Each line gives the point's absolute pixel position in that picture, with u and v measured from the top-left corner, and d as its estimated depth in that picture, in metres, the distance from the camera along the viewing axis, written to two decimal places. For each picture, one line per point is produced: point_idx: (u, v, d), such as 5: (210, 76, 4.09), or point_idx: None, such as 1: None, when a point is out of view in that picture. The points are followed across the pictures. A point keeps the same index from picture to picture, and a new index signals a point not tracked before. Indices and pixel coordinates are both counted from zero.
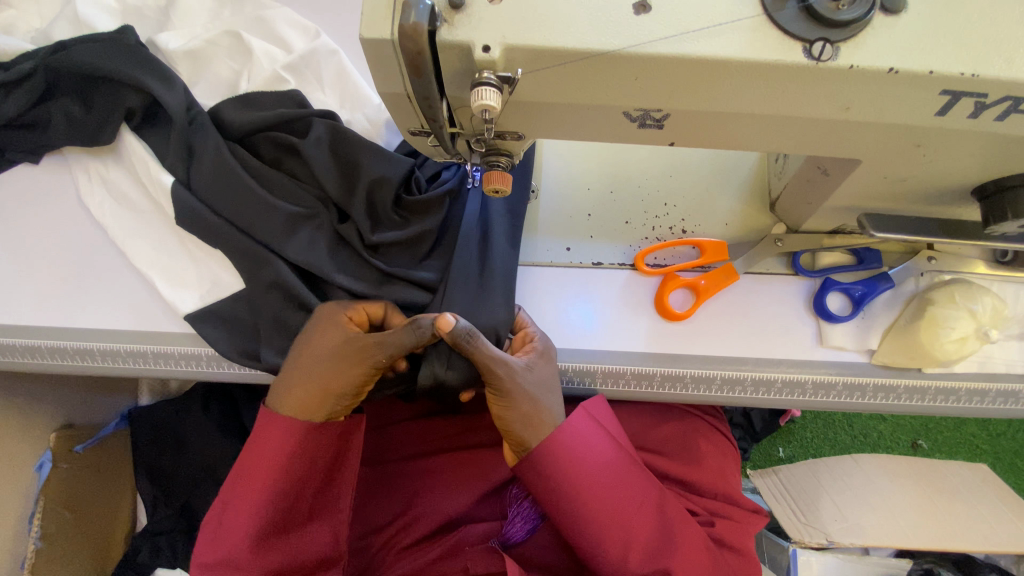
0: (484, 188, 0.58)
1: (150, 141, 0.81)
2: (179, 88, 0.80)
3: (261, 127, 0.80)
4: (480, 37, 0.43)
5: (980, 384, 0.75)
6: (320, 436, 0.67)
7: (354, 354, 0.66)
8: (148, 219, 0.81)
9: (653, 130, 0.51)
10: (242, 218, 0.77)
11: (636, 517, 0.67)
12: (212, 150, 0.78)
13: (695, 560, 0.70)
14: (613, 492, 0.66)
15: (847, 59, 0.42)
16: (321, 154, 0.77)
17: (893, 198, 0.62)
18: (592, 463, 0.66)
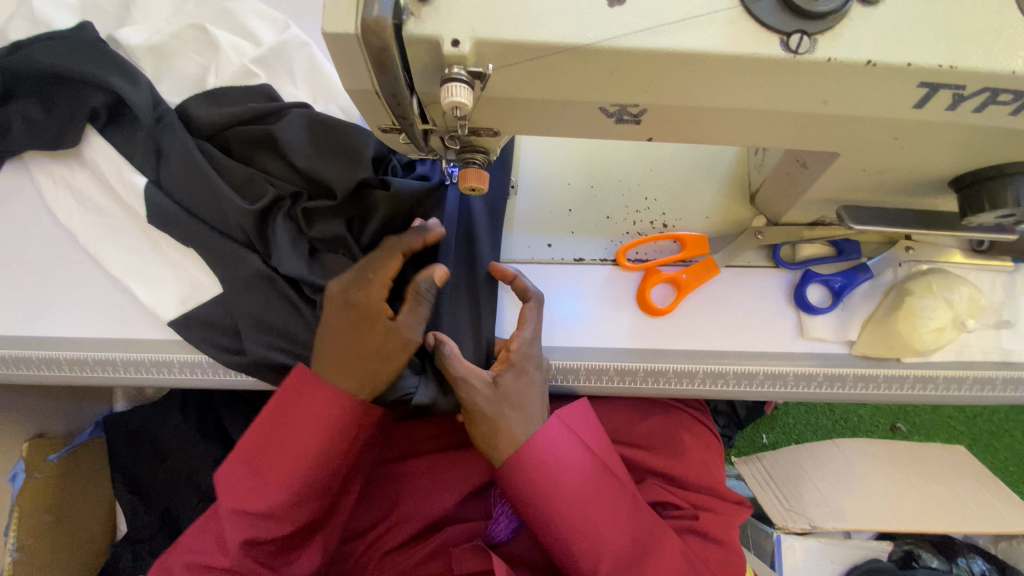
0: (461, 186, 0.56)
1: (117, 142, 0.77)
2: (146, 83, 0.77)
3: (231, 122, 0.77)
4: (449, 30, 0.41)
5: (957, 372, 0.76)
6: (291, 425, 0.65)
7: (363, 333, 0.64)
8: (117, 221, 0.78)
9: (630, 125, 0.50)
10: (216, 219, 0.74)
11: (607, 529, 0.66)
12: (179, 149, 0.74)
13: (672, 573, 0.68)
14: (581, 506, 0.66)
15: (824, 52, 0.41)
16: (295, 142, 0.73)
17: (871, 190, 0.62)
18: (559, 476, 0.66)
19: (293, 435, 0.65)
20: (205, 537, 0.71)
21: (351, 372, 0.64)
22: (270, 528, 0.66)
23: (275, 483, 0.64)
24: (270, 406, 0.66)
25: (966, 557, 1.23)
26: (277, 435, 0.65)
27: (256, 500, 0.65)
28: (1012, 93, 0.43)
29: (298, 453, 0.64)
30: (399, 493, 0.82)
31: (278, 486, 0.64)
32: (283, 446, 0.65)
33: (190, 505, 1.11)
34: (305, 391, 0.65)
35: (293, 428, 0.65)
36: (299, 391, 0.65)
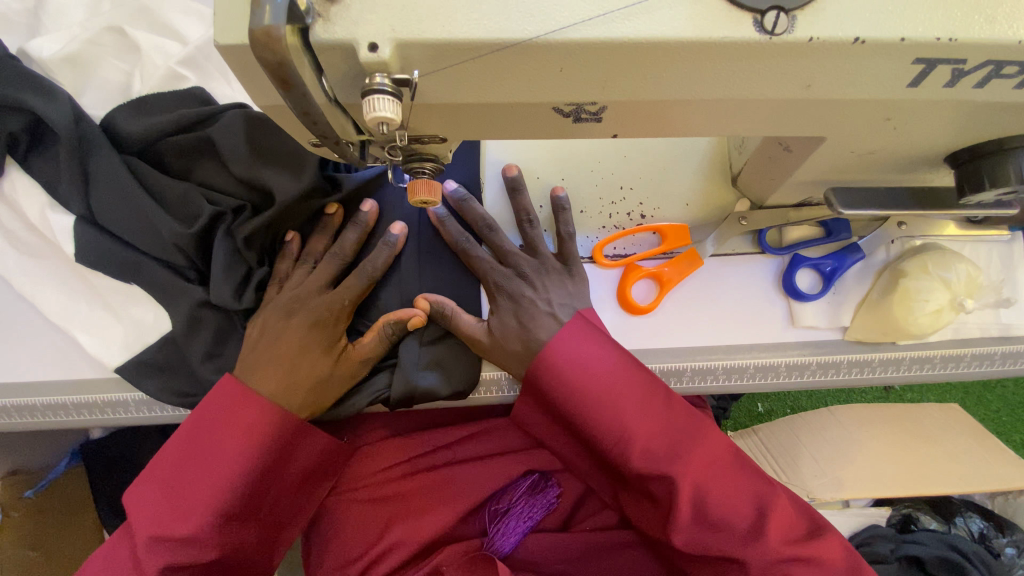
0: (411, 201, 0.50)
1: (43, 172, 0.68)
2: (65, 97, 0.66)
3: (161, 133, 0.67)
4: (365, 33, 0.35)
5: (955, 351, 0.72)
6: (232, 408, 0.62)
7: (326, 339, 0.66)
8: (54, 254, 0.71)
9: (591, 124, 0.44)
10: (154, 246, 0.67)
11: (635, 414, 0.61)
12: (112, 173, 0.66)
13: (714, 463, 0.62)
14: (605, 386, 0.61)
15: (805, 31, 0.35)
16: (235, 149, 0.65)
17: (861, 170, 0.57)
18: (577, 358, 0.62)
19: (220, 448, 0.61)
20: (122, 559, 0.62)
21: (301, 390, 0.65)
22: (198, 549, 0.60)
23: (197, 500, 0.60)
24: (194, 425, 0.62)
25: (964, 516, 1.22)
26: (202, 446, 0.61)
27: (184, 487, 0.60)
28: (1017, 65, 0.38)
29: (227, 454, 0.61)
30: (391, 515, 0.78)
31: (197, 503, 0.59)
32: (213, 448, 0.61)
33: None
34: (235, 406, 0.62)
35: (223, 435, 0.61)
36: (229, 401, 0.62)
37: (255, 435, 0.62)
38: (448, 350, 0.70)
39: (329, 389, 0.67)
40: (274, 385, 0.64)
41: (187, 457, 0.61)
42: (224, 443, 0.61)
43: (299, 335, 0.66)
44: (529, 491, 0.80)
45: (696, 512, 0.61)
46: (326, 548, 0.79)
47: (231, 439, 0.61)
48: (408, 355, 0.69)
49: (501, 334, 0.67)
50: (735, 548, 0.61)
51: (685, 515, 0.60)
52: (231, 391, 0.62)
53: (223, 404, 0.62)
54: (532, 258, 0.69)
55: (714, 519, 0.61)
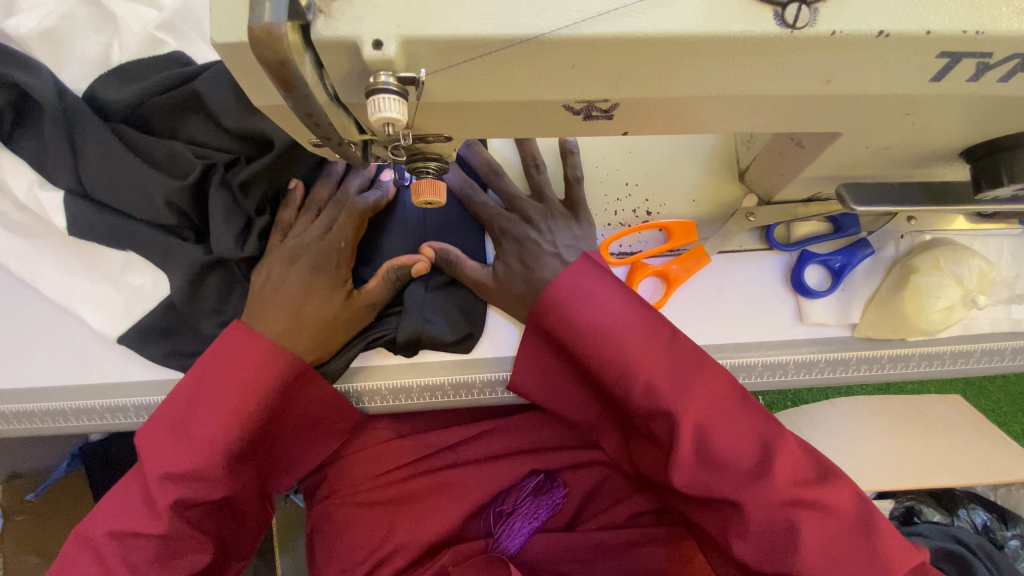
0: (415, 201, 0.49)
1: (29, 150, 0.66)
2: (47, 70, 0.64)
3: (143, 96, 0.65)
4: (369, 30, 0.33)
5: (965, 346, 0.72)
6: (235, 347, 0.59)
7: (329, 282, 0.64)
8: (47, 242, 0.70)
9: (601, 121, 0.43)
10: (146, 211, 0.65)
11: (637, 342, 0.58)
12: (97, 140, 0.64)
13: (719, 404, 0.58)
14: (605, 315, 0.58)
15: (827, 25, 0.34)
16: (226, 101, 0.64)
17: (875, 165, 0.55)
18: (577, 286, 0.59)
19: (225, 387, 0.58)
20: (128, 501, 0.59)
21: (304, 333, 0.62)
22: (199, 489, 0.57)
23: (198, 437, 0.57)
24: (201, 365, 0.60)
25: (967, 508, 1.22)
26: (205, 385, 0.59)
27: (189, 426, 0.58)
28: None
29: (232, 396, 0.58)
30: (392, 520, 0.77)
31: (203, 441, 0.57)
32: (216, 388, 0.58)
33: None
34: (237, 348, 0.59)
35: (226, 376, 0.59)
36: (236, 341, 0.60)
37: (258, 378, 0.59)
38: (454, 300, 0.69)
39: (331, 334, 0.64)
40: (276, 329, 0.61)
41: (191, 397, 0.59)
42: (227, 382, 0.58)
43: (301, 278, 0.64)
44: (534, 492, 0.78)
45: (699, 451, 0.57)
46: (330, 554, 0.78)
47: (235, 377, 0.59)
48: (416, 299, 0.68)
49: (506, 276, 0.65)
50: (739, 491, 0.56)
51: (686, 451, 0.56)
52: (236, 334, 0.60)
53: (227, 344, 0.60)
54: (539, 202, 0.67)
55: (718, 459, 0.57)
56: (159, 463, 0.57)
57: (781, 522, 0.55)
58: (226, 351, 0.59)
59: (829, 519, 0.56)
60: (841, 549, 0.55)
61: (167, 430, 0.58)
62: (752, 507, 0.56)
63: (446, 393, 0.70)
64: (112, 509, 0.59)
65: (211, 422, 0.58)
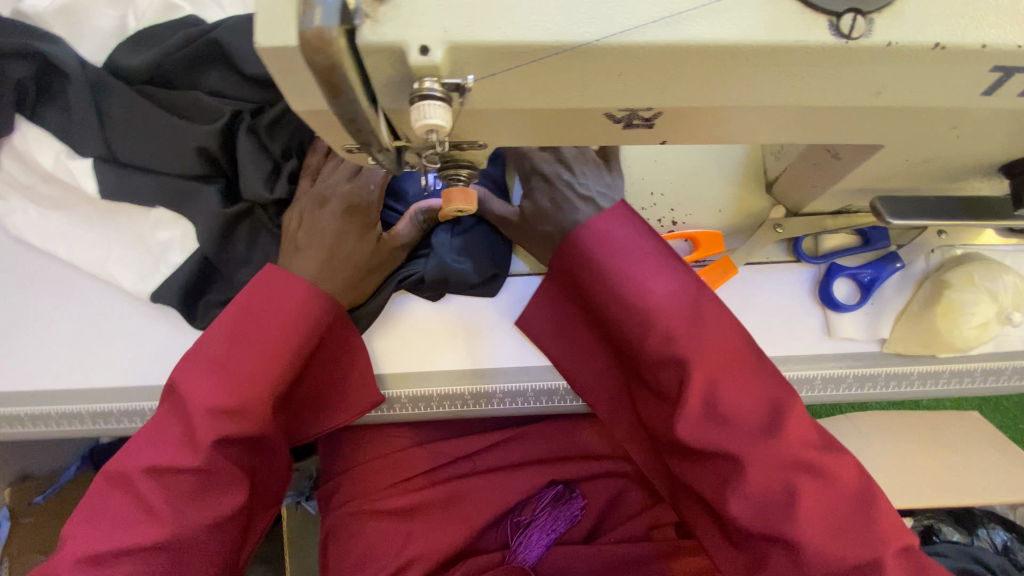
0: (446, 209, 0.48)
1: (52, 122, 0.67)
2: (67, 45, 0.68)
3: (161, 53, 0.67)
4: (415, 35, 0.33)
5: (995, 363, 0.70)
6: (274, 285, 0.57)
7: (356, 225, 0.62)
8: (69, 229, 0.70)
9: (641, 130, 0.42)
10: (177, 163, 0.67)
11: (660, 279, 0.54)
12: (124, 99, 0.66)
13: (734, 360, 0.54)
14: (627, 257, 0.55)
15: (883, 36, 0.33)
16: (244, 45, 0.67)
17: (912, 178, 0.55)
18: (602, 221, 0.56)
19: (262, 325, 0.56)
20: (161, 435, 0.54)
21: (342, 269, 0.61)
22: (239, 426, 0.54)
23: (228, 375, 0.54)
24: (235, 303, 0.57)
25: (987, 528, 1.20)
26: (242, 320, 0.56)
27: (227, 364, 0.55)
28: None
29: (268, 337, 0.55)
30: (409, 531, 0.76)
31: (241, 376, 0.54)
32: (254, 327, 0.56)
33: None
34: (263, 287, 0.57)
35: (263, 317, 0.56)
36: (274, 280, 0.57)
37: (297, 315, 0.57)
38: (481, 246, 0.69)
39: (365, 273, 0.63)
40: (312, 268, 0.60)
41: (226, 333, 0.56)
42: (268, 318, 0.56)
43: (330, 219, 0.61)
44: (553, 503, 0.77)
45: (707, 405, 0.53)
46: (344, 561, 0.75)
47: (274, 315, 0.56)
48: (441, 245, 0.68)
49: (532, 216, 0.62)
50: (744, 448, 0.52)
51: (693, 403, 0.52)
52: (264, 276, 0.58)
53: (265, 280, 0.57)
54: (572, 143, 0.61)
55: (725, 417, 0.54)
56: (194, 399, 0.53)
57: (780, 488, 0.52)
58: (266, 288, 0.57)
59: (829, 487, 0.53)
60: (838, 520, 0.52)
61: (201, 365, 0.55)
62: (753, 467, 0.52)
63: (465, 402, 0.69)
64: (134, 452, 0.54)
65: (253, 358, 0.55)
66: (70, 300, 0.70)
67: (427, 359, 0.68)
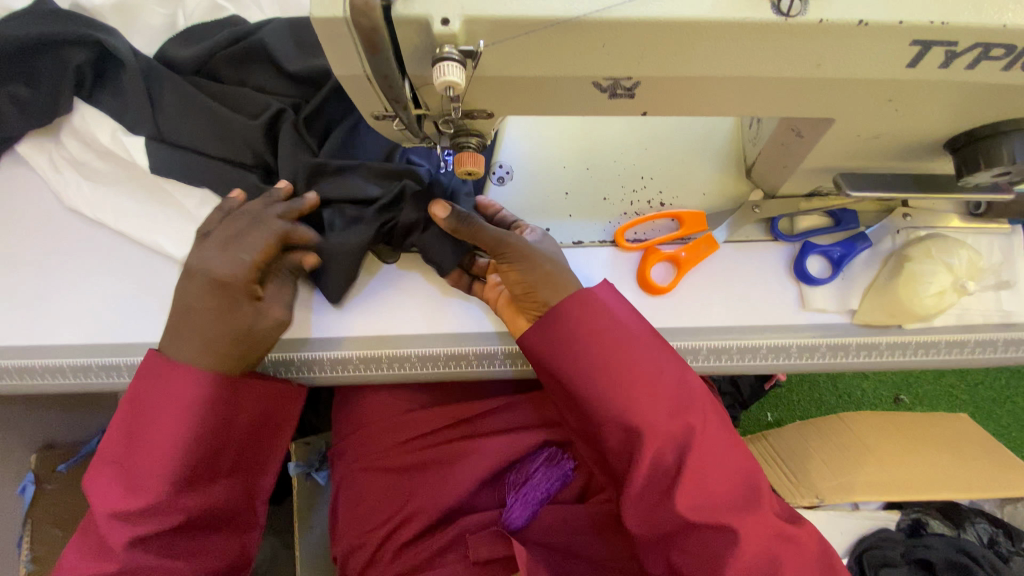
0: (456, 172, 0.55)
1: (106, 103, 0.76)
2: (119, 36, 0.76)
3: (211, 51, 0.77)
4: (438, 10, 0.41)
5: (959, 335, 0.76)
6: (158, 386, 0.61)
7: (229, 300, 0.62)
8: (116, 199, 0.78)
9: (624, 100, 0.50)
10: (219, 146, 0.75)
11: (654, 374, 0.61)
12: (176, 88, 0.76)
13: (725, 458, 0.62)
14: (627, 368, 0.62)
15: (816, 14, 0.41)
16: (284, 47, 0.77)
17: (867, 156, 0.62)
18: (601, 355, 0.62)
19: (156, 425, 0.60)
20: (87, 546, 0.62)
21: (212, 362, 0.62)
22: (158, 521, 0.60)
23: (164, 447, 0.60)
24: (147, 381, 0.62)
25: (973, 522, 1.21)
26: (145, 420, 0.61)
27: (133, 469, 0.61)
28: (1004, 48, 0.44)
29: (163, 441, 0.60)
30: (411, 488, 0.82)
31: (152, 475, 0.60)
32: (151, 428, 0.61)
33: None
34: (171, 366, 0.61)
35: (153, 417, 0.61)
36: (159, 374, 0.61)
37: (185, 408, 0.60)
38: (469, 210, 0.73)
39: (244, 345, 0.63)
40: (189, 353, 0.62)
41: (128, 438, 0.61)
42: (162, 419, 0.60)
43: (202, 301, 0.62)
44: (546, 463, 0.82)
45: (699, 483, 0.61)
46: (353, 513, 0.84)
47: (166, 415, 0.60)
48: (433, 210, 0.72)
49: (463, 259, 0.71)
50: (734, 519, 0.60)
51: (689, 480, 0.60)
52: (160, 363, 0.61)
53: (148, 382, 0.61)
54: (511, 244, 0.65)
55: (711, 492, 0.61)
56: (116, 505, 0.60)
57: (764, 556, 0.61)
58: (152, 391, 0.61)
59: (799, 551, 0.63)
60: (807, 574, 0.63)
61: (113, 473, 0.61)
62: (746, 538, 0.60)
63: (468, 363, 0.74)
64: (76, 553, 0.62)
65: (156, 465, 0.60)
66: (115, 265, 0.76)
67: (392, 324, 0.74)
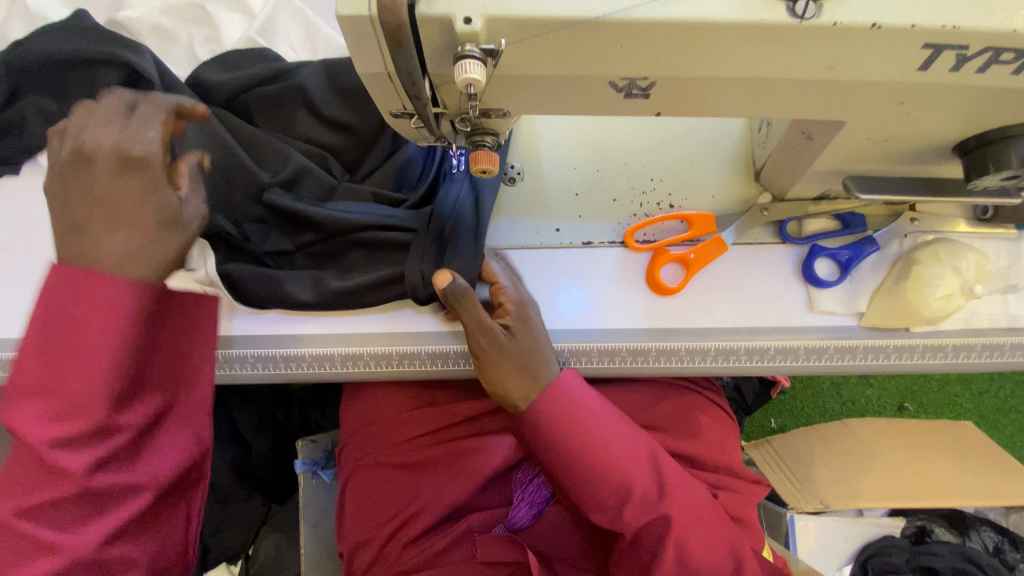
0: (471, 170, 0.56)
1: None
2: (149, 55, 0.76)
3: (247, 85, 0.78)
4: (460, 9, 0.42)
5: (967, 339, 0.76)
6: (78, 286, 0.49)
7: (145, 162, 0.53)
8: None
9: (639, 100, 0.51)
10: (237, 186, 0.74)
11: (627, 469, 0.63)
12: (199, 116, 0.75)
13: (703, 529, 0.64)
14: (600, 456, 0.63)
15: (830, 17, 0.42)
16: (319, 92, 0.77)
17: (877, 159, 0.63)
18: (580, 450, 0.63)
19: (78, 329, 0.49)
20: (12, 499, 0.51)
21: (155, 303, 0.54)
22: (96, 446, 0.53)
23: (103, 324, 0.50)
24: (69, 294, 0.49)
25: (978, 531, 1.20)
26: (63, 331, 0.49)
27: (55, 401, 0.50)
28: (1015, 52, 0.44)
29: (94, 348, 0.50)
30: (418, 486, 0.83)
31: (85, 394, 0.50)
32: (69, 348, 0.49)
33: (207, 507, 1.05)
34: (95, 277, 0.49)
35: (75, 324, 0.49)
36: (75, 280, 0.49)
37: (112, 314, 0.50)
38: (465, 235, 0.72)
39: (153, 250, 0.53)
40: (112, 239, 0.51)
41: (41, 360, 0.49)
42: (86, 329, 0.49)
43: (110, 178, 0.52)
44: None
45: (678, 560, 0.63)
46: (359, 510, 0.84)
47: (92, 324, 0.49)
48: (427, 242, 0.72)
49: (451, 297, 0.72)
50: None
51: (667, 563, 0.62)
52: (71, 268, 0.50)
53: (64, 283, 0.49)
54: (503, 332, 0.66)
55: (692, 569, 0.63)
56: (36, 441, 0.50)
57: None
58: (66, 293, 0.49)
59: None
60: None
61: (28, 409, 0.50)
62: None
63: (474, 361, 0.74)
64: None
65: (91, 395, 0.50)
66: None
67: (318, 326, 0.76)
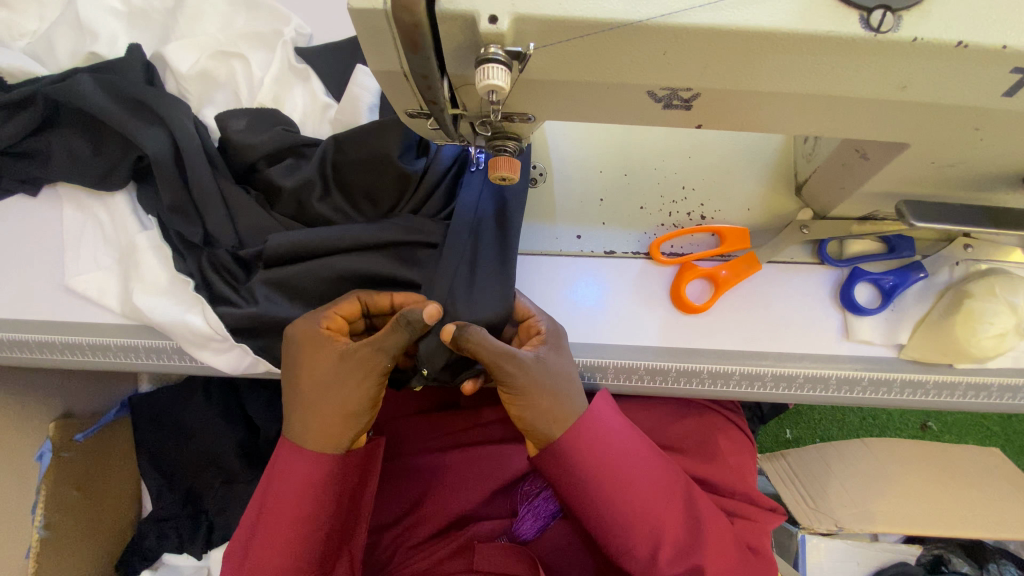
0: (491, 176, 0.51)
1: (146, 203, 0.75)
2: (183, 109, 0.75)
3: (256, 111, 0.76)
4: (486, 6, 0.38)
5: (1014, 379, 0.70)
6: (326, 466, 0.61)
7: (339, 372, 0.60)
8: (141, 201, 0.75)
9: (679, 111, 0.46)
10: (245, 219, 0.73)
11: (657, 509, 0.60)
12: (212, 148, 0.74)
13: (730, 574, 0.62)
14: (630, 487, 0.60)
15: (910, 31, 0.37)
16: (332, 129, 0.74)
17: (936, 183, 0.57)
18: (614, 490, 0.59)
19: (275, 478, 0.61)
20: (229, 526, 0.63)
21: (330, 422, 0.60)
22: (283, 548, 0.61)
23: (295, 492, 0.60)
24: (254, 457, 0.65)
25: (998, 564, 1.12)
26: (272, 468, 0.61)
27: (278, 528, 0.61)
28: None
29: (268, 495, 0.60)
30: (428, 487, 0.81)
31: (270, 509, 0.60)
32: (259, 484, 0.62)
33: (213, 486, 1.05)
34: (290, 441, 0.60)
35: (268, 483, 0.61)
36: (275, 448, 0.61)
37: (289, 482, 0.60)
38: (475, 249, 0.68)
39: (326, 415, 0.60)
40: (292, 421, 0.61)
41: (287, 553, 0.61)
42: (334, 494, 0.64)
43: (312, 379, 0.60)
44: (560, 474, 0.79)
45: None
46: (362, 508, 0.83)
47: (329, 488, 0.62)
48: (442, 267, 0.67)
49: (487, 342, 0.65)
50: None
51: None
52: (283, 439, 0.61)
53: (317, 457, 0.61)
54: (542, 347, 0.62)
55: None
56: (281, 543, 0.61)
57: None
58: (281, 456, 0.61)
59: None
60: None
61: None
62: None
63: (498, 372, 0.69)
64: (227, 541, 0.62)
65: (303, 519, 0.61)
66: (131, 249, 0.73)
67: None
